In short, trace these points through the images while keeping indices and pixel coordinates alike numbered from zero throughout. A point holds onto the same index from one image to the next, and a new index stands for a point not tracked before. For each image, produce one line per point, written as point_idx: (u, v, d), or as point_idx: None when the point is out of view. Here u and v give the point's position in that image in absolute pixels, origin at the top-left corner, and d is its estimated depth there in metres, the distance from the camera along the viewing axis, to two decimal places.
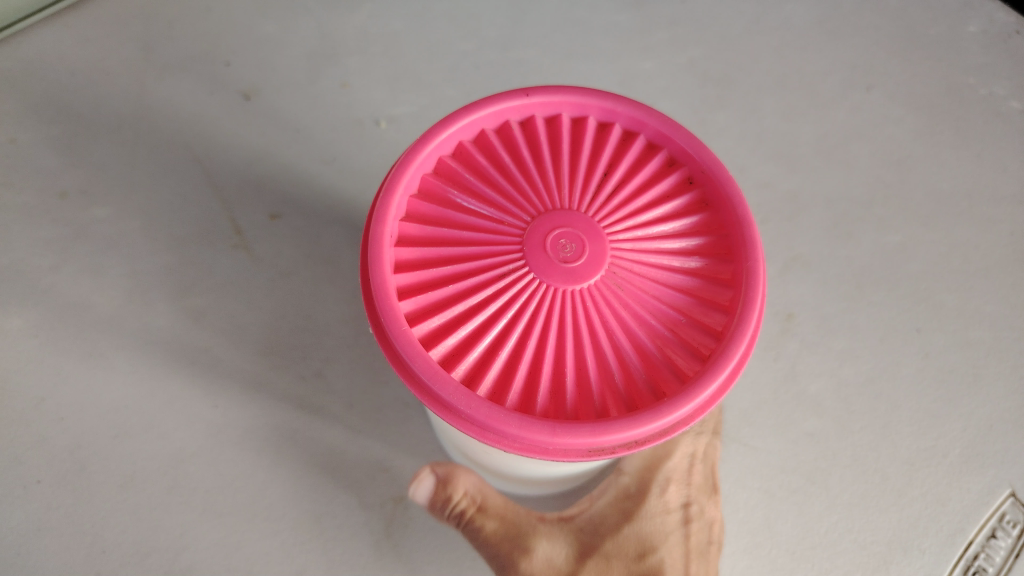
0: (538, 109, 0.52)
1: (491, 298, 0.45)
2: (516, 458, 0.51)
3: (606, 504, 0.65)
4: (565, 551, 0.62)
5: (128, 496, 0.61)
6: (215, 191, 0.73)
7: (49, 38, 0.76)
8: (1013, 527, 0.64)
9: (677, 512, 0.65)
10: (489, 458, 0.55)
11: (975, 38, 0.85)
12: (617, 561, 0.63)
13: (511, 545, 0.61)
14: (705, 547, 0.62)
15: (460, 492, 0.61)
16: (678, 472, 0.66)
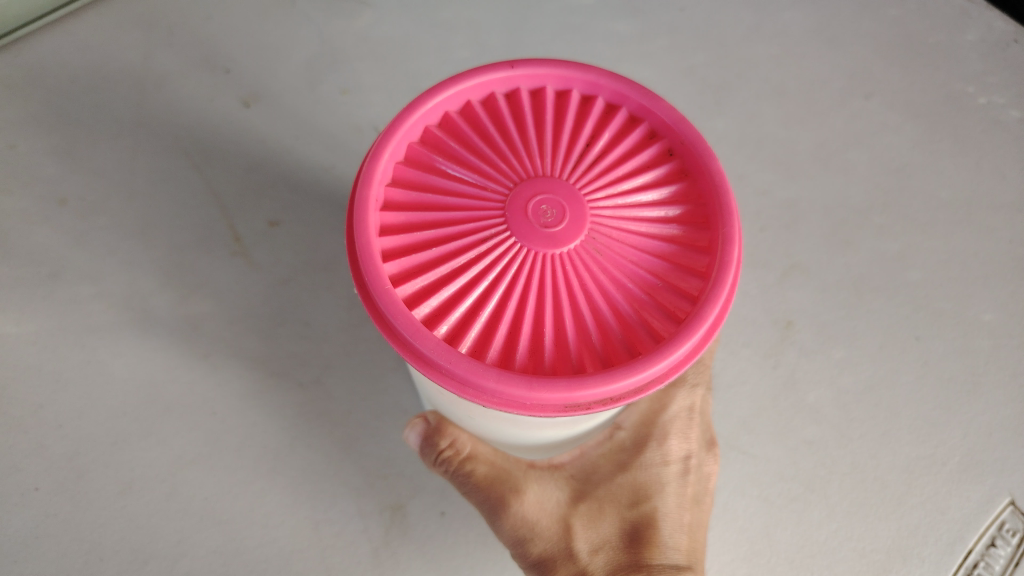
0: (522, 82, 0.52)
1: (471, 258, 0.45)
2: (504, 421, 0.49)
3: (600, 454, 0.61)
4: (557, 497, 0.58)
5: (126, 503, 0.61)
6: (214, 197, 0.73)
7: (50, 46, 0.76)
8: (1012, 535, 0.63)
9: (676, 461, 0.61)
10: (481, 424, 0.52)
11: (974, 47, 0.85)
12: (610, 508, 0.59)
13: (499, 485, 0.55)
14: (699, 497, 0.61)
15: (449, 439, 0.55)
16: (679, 422, 0.62)
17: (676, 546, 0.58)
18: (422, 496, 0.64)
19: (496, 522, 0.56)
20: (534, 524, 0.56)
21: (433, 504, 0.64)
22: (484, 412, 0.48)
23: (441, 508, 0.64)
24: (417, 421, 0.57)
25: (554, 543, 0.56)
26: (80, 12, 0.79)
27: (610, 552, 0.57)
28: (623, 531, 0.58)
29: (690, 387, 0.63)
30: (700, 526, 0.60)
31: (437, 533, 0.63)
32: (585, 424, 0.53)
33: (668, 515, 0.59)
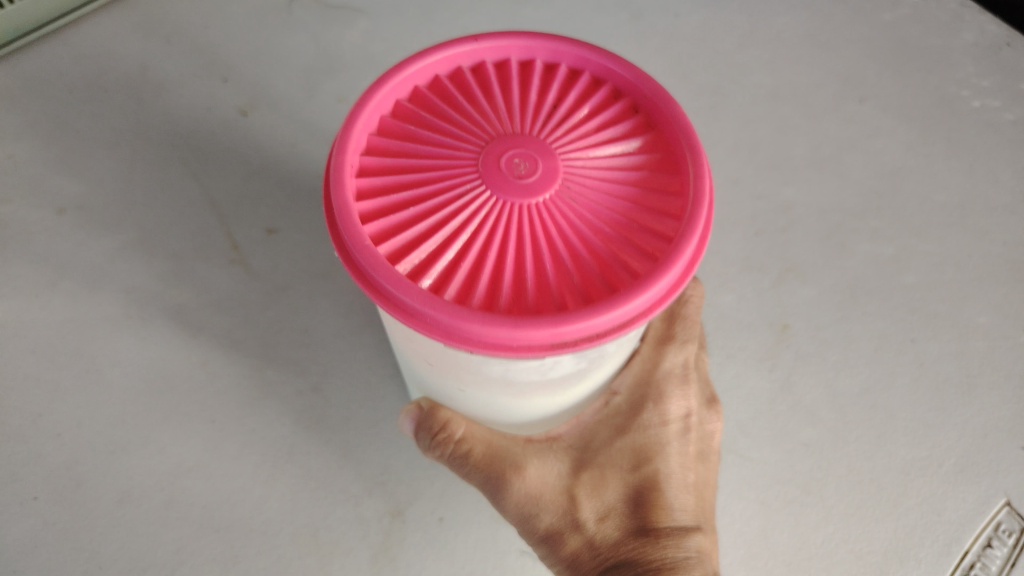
0: (487, 54, 0.50)
1: (449, 210, 0.42)
2: (500, 386, 0.47)
3: (597, 421, 0.60)
4: (558, 469, 0.57)
5: (124, 512, 0.61)
6: (212, 206, 0.73)
7: (48, 56, 0.77)
8: (1009, 536, 0.63)
9: (675, 420, 0.61)
10: (475, 396, 0.50)
11: (967, 50, 0.86)
12: (612, 473, 0.58)
13: (500, 462, 0.55)
14: (700, 454, 0.61)
15: (444, 425, 0.54)
16: (675, 381, 0.61)
17: (681, 505, 0.59)
18: (421, 501, 0.64)
19: (501, 502, 0.56)
20: (538, 499, 0.56)
21: (431, 510, 0.64)
22: (479, 376, 0.46)
23: (440, 514, 0.64)
24: (411, 409, 0.55)
25: (561, 518, 0.56)
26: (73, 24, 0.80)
27: (616, 519, 0.57)
28: (627, 495, 0.58)
29: (681, 344, 0.62)
30: (703, 483, 0.61)
31: (436, 539, 0.63)
32: (580, 384, 0.51)
33: (672, 476, 0.59)
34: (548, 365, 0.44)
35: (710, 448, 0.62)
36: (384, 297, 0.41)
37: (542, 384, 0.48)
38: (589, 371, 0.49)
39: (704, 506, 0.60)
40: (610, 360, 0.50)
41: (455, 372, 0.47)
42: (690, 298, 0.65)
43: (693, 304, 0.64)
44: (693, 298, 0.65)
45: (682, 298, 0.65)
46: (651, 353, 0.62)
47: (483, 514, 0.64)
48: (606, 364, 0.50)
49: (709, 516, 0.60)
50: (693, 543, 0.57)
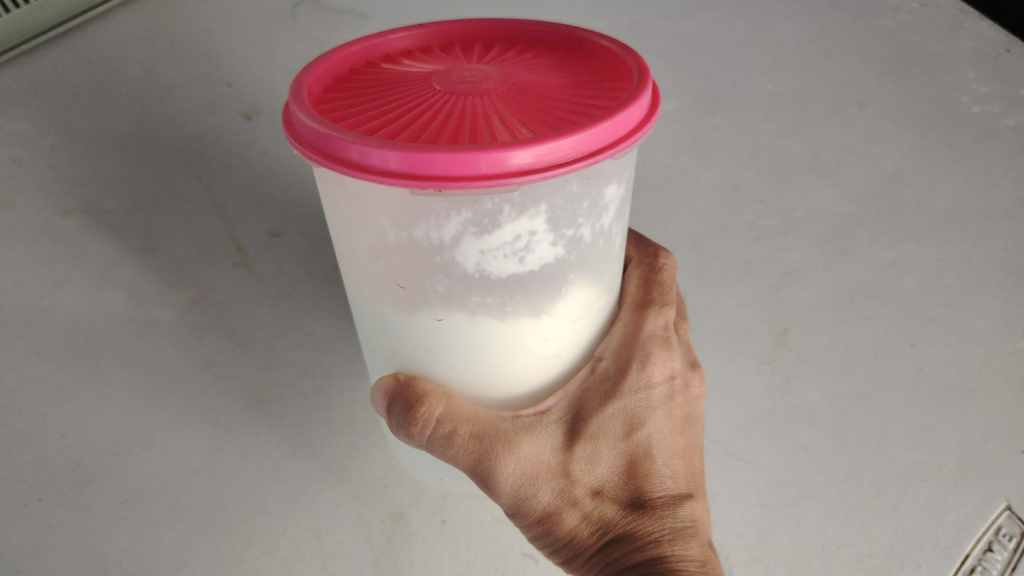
0: (432, 40, 0.52)
1: (400, 108, 0.41)
2: (478, 292, 0.43)
3: (586, 388, 0.52)
4: (549, 444, 0.50)
5: (128, 512, 0.60)
6: (219, 213, 0.75)
7: (49, 62, 0.75)
8: (1010, 540, 0.61)
9: (662, 383, 0.54)
10: (449, 332, 0.46)
11: (966, 55, 0.86)
12: (605, 441, 0.51)
13: (486, 438, 0.48)
14: (688, 419, 0.55)
15: (421, 399, 0.48)
16: (658, 340, 0.55)
17: (675, 475, 0.52)
18: (424, 504, 0.64)
19: (488, 487, 0.49)
20: (529, 478, 0.49)
21: (434, 513, 0.63)
22: (454, 279, 0.42)
23: (442, 517, 0.63)
24: (383, 380, 0.50)
25: (554, 497, 0.50)
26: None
27: (611, 491, 0.51)
28: (621, 466, 0.51)
29: (660, 307, 0.57)
30: (693, 448, 0.55)
31: (437, 542, 0.62)
32: (561, 309, 0.46)
33: (663, 442, 0.53)
34: (523, 242, 0.41)
35: (695, 413, 0.57)
36: (334, 144, 0.37)
37: (521, 284, 0.43)
38: (569, 281, 0.45)
39: (695, 473, 0.54)
40: (587, 275, 0.47)
41: (428, 280, 0.43)
42: (663, 268, 0.60)
43: (666, 274, 0.60)
44: (666, 268, 0.60)
45: (657, 268, 0.60)
46: (630, 316, 0.56)
47: (484, 517, 0.64)
48: (584, 280, 0.47)
49: (702, 483, 0.55)
50: (688, 513, 0.52)
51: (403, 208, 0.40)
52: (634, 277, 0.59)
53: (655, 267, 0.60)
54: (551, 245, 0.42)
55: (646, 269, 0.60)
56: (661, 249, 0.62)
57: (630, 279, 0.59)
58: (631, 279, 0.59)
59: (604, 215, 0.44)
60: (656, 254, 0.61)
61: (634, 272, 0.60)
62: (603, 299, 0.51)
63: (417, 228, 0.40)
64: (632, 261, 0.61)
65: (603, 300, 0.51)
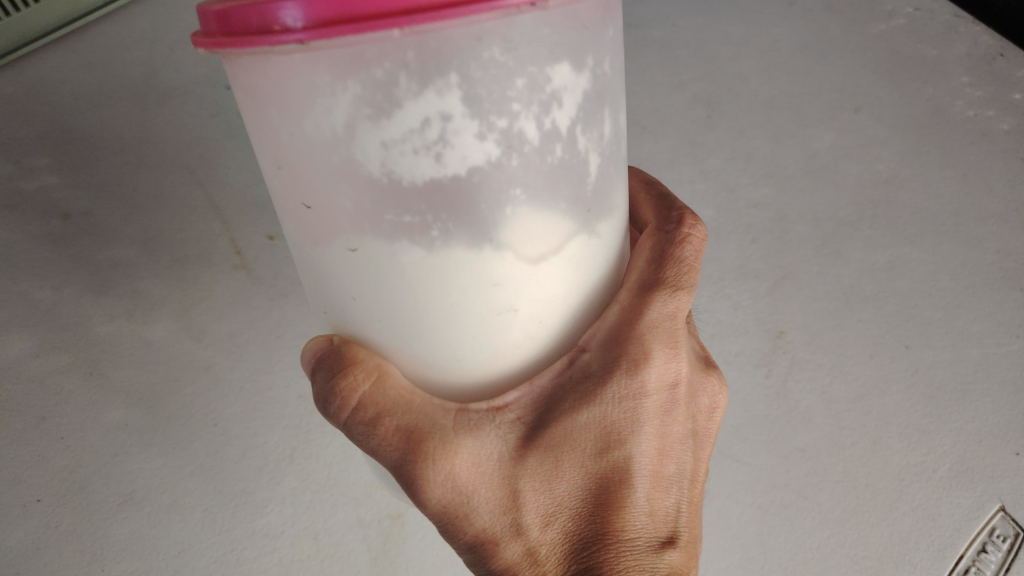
0: None
1: None
2: (392, 207, 0.33)
3: (559, 386, 0.42)
4: (497, 452, 0.41)
5: (128, 515, 0.62)
6: (215, 212, 0.74)
7: (54, 64, 0.78)
8: (1002, 541, 0.64)
9: (660, 391, 0.43)
10: (366, 270, 0.36)
11: (960, 61, 0.86)
12: (569, 459, 0.41)
13: (417, 434, 0.40)
14: (683, 438, 0.45)
15: (347, 368, 0.40)
16: (661, 337, 0.43)
17: (652, 514, 0.43)
18: None
19: (416, 495, 0.41)
20: (463, 492, 0.41)
21: None
22: (359, 188, 0.33)
23: None
24: (315, 341, 0.43)
25: (493, 518, 0.42)
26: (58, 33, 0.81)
27: (566, 523, 0.42)
28: (587, 494, 0.42)
29: (671, 290, 0.44)
30: (682, 474, 0.45)
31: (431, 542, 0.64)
32: (514, 241, 0.35)
33: (647, 467, 0.43)
34: (437, 131, 0.31)
35: (693, 428, 0.46)
36: (229, 12, 0.31)
37: (444, 197, 0.33)
38: (517, 198, 0.34)
39: (678, 509, 0.44)
40: (543, 198, 0.35)
41: (337, 196, 0.34)
42: (687, 240, 0.46)
43: (686, 249, 0.46)
44: (689, 241, 0.46)
45: (675, 241, 0.46)
46: (629, 297, 0.44)
47: None
48: (541, 207, 0.35)
49: (687, 519, 0.45)
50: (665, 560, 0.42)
51: (286, 91, 0.32)
52: (645, 250, 0.46)
53: (676, 239, 0.46)
54: (477, 138, 0.32)
55: (660, 240, 0.46)
56: (687, 213, 0.48)
57: (638, 254, 0.46)
58: (642, 249, 0.46)
59: (556, 105, 0.33)
60: (680, 220, 0.47)
61: (645, 244, 0.47)
62: (581, 250, 0.38)
63: (306, 118, 0.32)
64: (645, 232, 0.47)
65: (583, 248, 0.39)
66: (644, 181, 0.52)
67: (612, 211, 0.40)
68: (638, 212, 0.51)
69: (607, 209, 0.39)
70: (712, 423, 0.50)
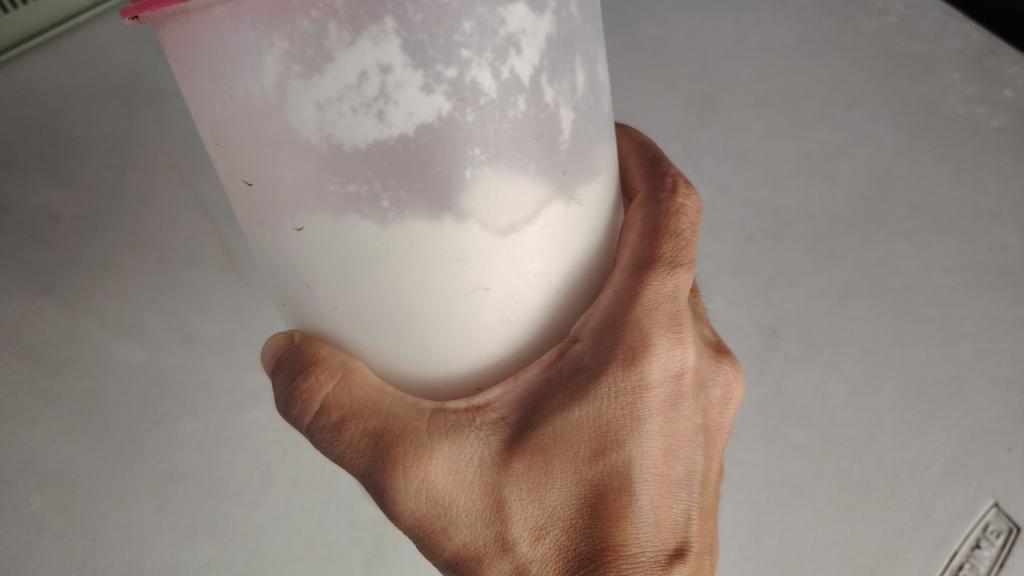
0: None
1: None
2: (337, 176, 0.31)
3: (548, 380, 0.39)
4: (479, 456, 0.39)
5: (119, 516, 0.62)
6: (205, 213, 0.74)
7: (43, 65, 0.78)
8: (997, 536, 0.63)
9: (663, 383, 0.40)
10: (316, 250, 0.34)
11: (952, 58, 0.86)
12: (560, 465, 0.39)
13: (386, 438, 0.38)
14: (692, 434, 0.42)
15: (310, 367, 0.38)
16: (661, 322, 0.41)
17: (658, 521, 0.40)
18: None
19: (389, 507, 0.39)
20: (440, 503, 0.39)
21: None
22: (300, 159, 0.31)
23: None
24: (276, 336, 0.42)
25: (475, 531, 0.39)
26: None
27: (559, 537, 0.39)
28: (583, 501, 0.39)
29: (670, 267, 0.42)
30: (692, 475, 0.42)
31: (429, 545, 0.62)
32: (479, 209, 0.32)
33: (649, 469, 0.40)
34: (376, 85, 0.29)
35: (704, 422, 0.43)
36: None
37: (394, 161, 0.31)
38: (476, 157, 0.31)
39: (687, 515, 0.41)
40: (512, 160, 0.32)
41: (278, 167, 0.32)
42: (682, 210, 0.44)
43: (681, 220, 0.44)
44: (683, 212, 0.44)
45: (666, 212, 0.44)
46: (623, 277, 0.41)
47: None
48: (511, 170, 0.32)
49: (698, 526, 0.42)
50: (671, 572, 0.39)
51: (212, 54, 0.30)
52: (636, 222, 0.44)
53: (667, 209, 0.44)
54: (424, 92, 0.29)
55: (651, 211, 0.44)
56: (680, 181, 0.46)
57: (631, 227, 0.44)
58: (632, 224, 0.44)
59: (514, 52, 0.31)
60: (673, 189, 0.45)
61: (634, 215, 0.44)
62: (560, 219, 0.35)
63: (236, 83, 0.30)
64: (633, 203, 0.45)
65: (562, 221, 0.35)
66: (638, 142, 0.50)
67: (594, 173, 0.37)
68: (629, 176, 0.48)
69: (589, 173, 0.36)
70: (726, 415, 0.47)
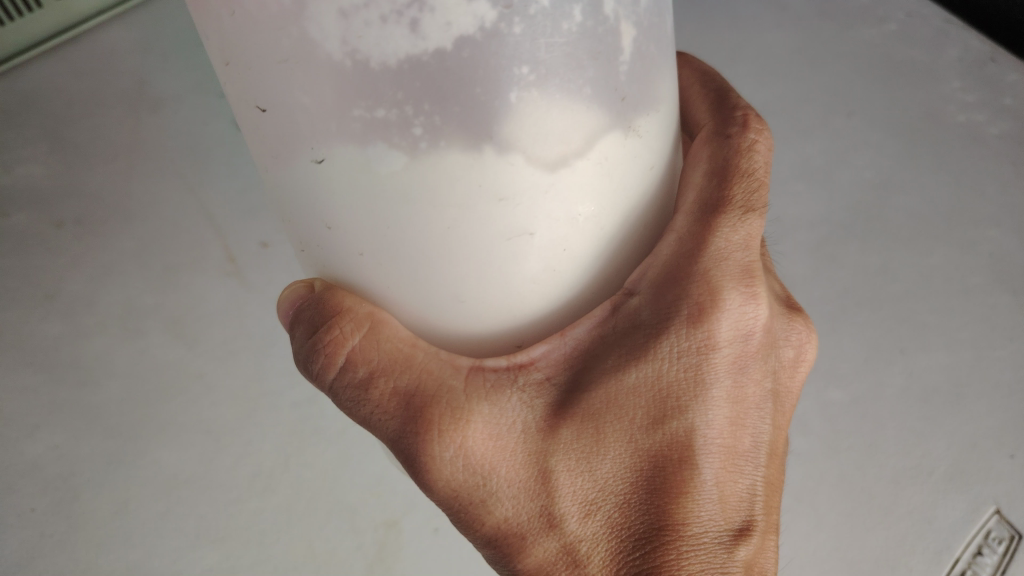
0: None
1: None
2: (363, 99, 0.28)
3: (599, 337, 0.38)
4: (523, 421, 0.37)
5: (121, 522, 0.61)
6: (208, 220, 0.76)
7: (47, 72, 0.82)
8: (999, 543, 0.61)
9: (734, 343, 0.38)
10: (339, 184, 0.30)
11: (953, 65, 0.86)
12: (614, 432, 0.37)
13: (418, 399, 0.36)
14: (761, 401, 0.40)
15: (335, 318, 0.36)
16: (731, 276, 0.38)
17: (721, 497, 0.37)
18: (416, 511, 0.62)
19: (423, 477, 0.37)
20: (479, 472, 0.37)
21: (426, 521, 0.62)
22: (319, 78, 0.28)
23: (435, 524, 0.62)
24: (295, 286, 0.39)
25: (518, 505, 0.37)
26: (55, 50, 0.84)
27: (611, 514, 0.37)
28: (641, 474, 0.37)
29: (741, 212, 0.40)
30: (760, 448, 0.39)
31: (431, 550, 0.61)
32: (524, 140, 0.29)
33: (714, 440, 0.37)
34: None
35: (775, 387, 0.41)
36: None
37: (427, 81, 0.27)
38: (524, 77, 0.28)
39: (753, 492, 0.39)
40: (564, 81, 0.29)
41: (294, 90, 0.28)
42: (754, 147, 0.42)
43: (753, 157, 0.41)
44: (757, 148, 0.42)
45: (737, 148, 0.41)
46: (686, 223, 0.39)
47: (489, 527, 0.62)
48: (563, 95, 0.29)
49: (764, 503, 0.39)
50: (734, 552, 0.37)
51: None
52: (703, 160, 0.41)
53: (738, 145, 0.41)
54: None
55: (720, 146, 0.42)
56: (752, 116, 0.43)
57: (696, 166, 0.41)
58: (698, 162, 0.41)
59: None
60: (745, 123, 0.43)
61: (700, 150, 0.42)
62: (615, 154, 0.32)
63: None
64: (699, 137, 0.43)
65: (618, 155, 0.32)
66: (704, 73, 0.47)
67: (652, 105, 0.33)
68: (693, 114, 0.45)
69: (648, 102, 0.33)
70: (798, 377, 0.45)
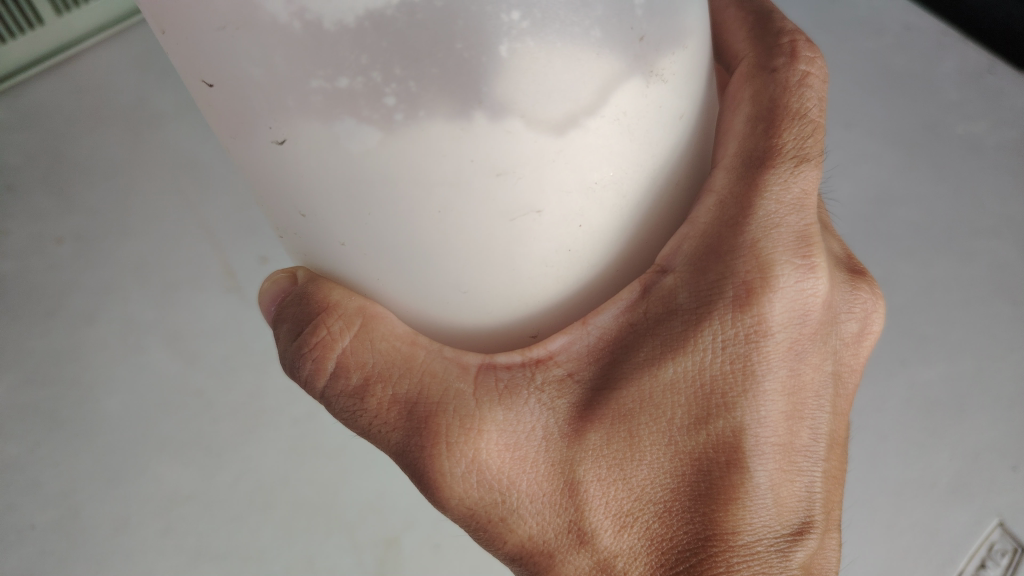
0: None
1: None
2: (322, 68, 0.25)
3: (630, 326, 0.36)
4: (544, 426, 0.36)
5: (120, 540, 0.61)
6: (208, 237, 0.76)
7: (47, 91, 0.83)
8: (1003, 556, 0.61)
9: (789, 326, 0.37)
10: (310, 165, 0.28)
11: (949, 77, 0.86)
12: (650, 437, 0.36)
13: (422, 407, 0.36)
14: (820, 387, 0.39)
15: (321, 317, 0.35)
16: (785, 247, 0.37)
17: (776, 500, 0.37)
18: (416, 528, 0.61)
19: (435, 495, 0.36)
20: (496, 488, 0.36)
21: (426, 537, 0.61)
22: (268, 48, 0.25)
23: (435, 540, 0.61)
24: (276, 278, 0.39)
25: (543, 522, 0.37)
26: (55, 70, 0.84)
27: (650, 526, 0.37)
28: (686, 482, 0.36)
29: (793, 164, 0.38)
30: (819, 440, 0.39)
31: (431, 567, 0.60)
32: (524, 102, 0.26)
33: (767, 439, 0.37)
34: None
35: (835, 368, 0.40)
36: None
37: (396, 39, 0.25)
38: (517, 25, 0.25)
39: (812, 488, 0.38)
40: (566, 26, 0.26)
41: (241, 60, 0.26)
42: (806, 80, 0.41)
43: (805, 94, 0.40)
44: (808, 81, 0.41)
45: (784, 83, 0.40)
46: (727, 180, 0.38)
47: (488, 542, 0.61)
48: (567, 43, 0.26)
49: (823, 501, 0.39)
50: (792, 557, 0.37)
51: None
52: (746, 100, 0.40)
53: (785, 81, 0.40)
54: None
55: (766, 82, 0.40)
56: (800, 43, 0.42)
57: (736, 107, 0.40)
58: (743, 104, 0.40)
59: None
60: (794, 55, 0.41)
61: (744, 86, 0.41)
62: (637, 107, 0.29)
63: None
64: (740, 72, 0.41)
65: (640, 107, 0.29)
66: None
67: (679, 41, 0.30)
68: (730, 42, 0.44)
69: (675, 42, 0.30)
70: (862, 348, 0.44)
